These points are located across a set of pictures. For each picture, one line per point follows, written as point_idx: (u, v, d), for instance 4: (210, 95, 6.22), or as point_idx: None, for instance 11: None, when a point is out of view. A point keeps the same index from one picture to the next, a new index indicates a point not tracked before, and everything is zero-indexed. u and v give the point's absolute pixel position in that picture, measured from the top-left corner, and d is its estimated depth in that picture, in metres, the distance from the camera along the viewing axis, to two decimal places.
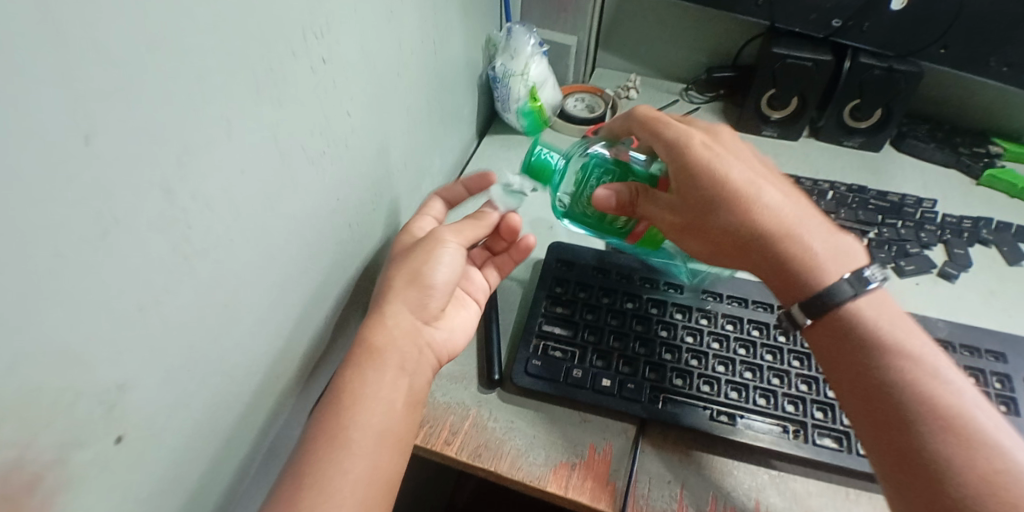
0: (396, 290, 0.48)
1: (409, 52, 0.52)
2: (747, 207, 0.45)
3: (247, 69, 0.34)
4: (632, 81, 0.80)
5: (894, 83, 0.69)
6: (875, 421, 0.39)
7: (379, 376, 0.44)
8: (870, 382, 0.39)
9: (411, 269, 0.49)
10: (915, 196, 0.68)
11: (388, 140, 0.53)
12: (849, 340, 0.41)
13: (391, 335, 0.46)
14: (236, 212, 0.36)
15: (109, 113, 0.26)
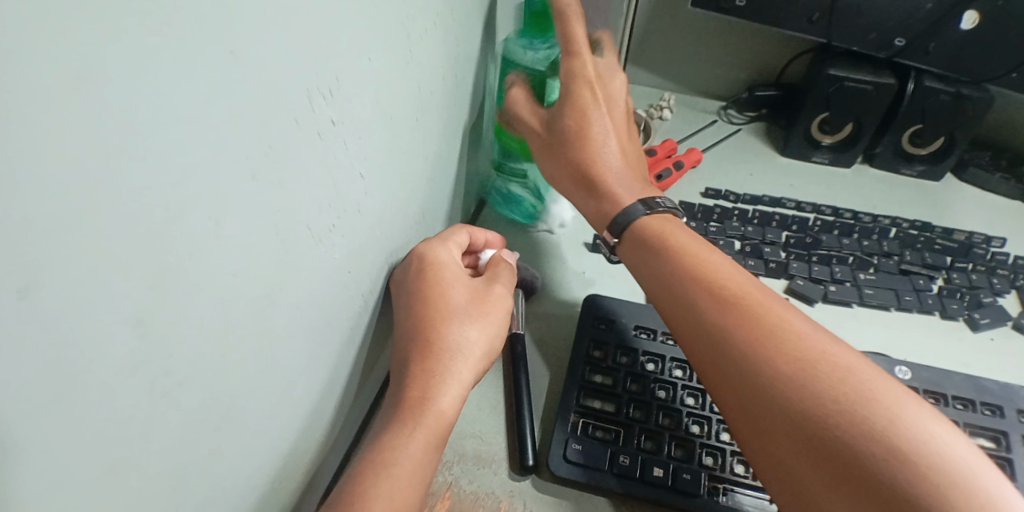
0: (463, 338, 0.45)
1: (428, 91, 0.45)
2: (596, 154, 0.50)
3: (249, 154, 0.26)
4: (665, 100, 0.72)
5: (962, 111, 0.62)
6: (710, 351, 0.39)
7: (426, 438, 0.41)
8: (715, 322, 0.39)
9: (473, 321, 0.46)
10: (983, 235, 0.62)
11: (404, 193, 0.45)
12: (691, 283, 0.42)
13: (453, 394, 0.43)
14: (235, 323, 0.29)
15: (65, 257, 0.19)
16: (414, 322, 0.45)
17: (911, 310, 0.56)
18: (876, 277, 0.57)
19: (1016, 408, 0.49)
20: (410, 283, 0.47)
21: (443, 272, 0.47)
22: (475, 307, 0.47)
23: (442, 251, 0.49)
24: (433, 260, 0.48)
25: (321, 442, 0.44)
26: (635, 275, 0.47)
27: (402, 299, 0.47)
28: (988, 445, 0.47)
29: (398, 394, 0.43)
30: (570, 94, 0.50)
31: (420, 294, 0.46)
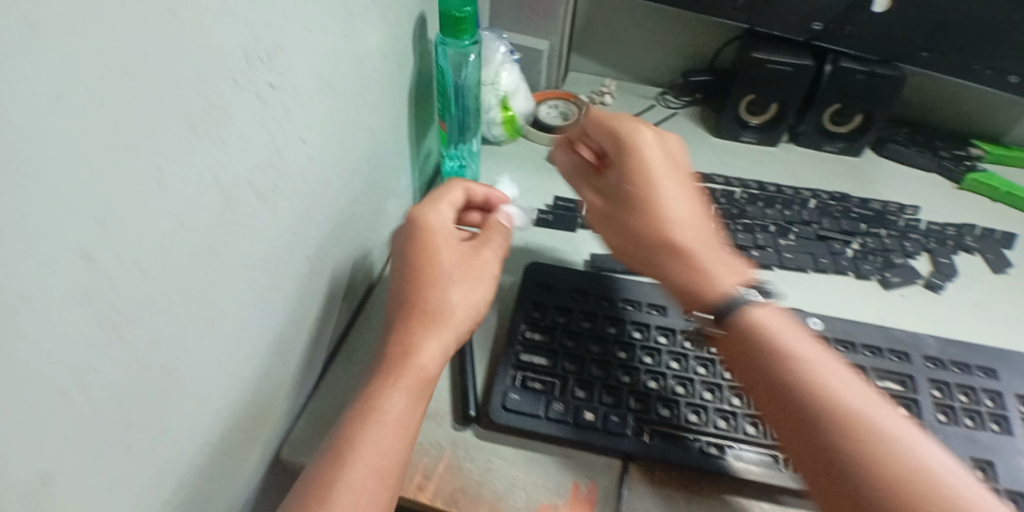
0: (445, 300, 0.48)
1: (367, 68, 0.48)
2: (665, 220, 0.49)
3: (190, 105, 0.29)
4: (607, 88, 0.78)
5: (878, 88, 0.67)
6: (774, 397, 0.41)
7: (410, 387, 0.44)
8: (772, 363, 0.42)
9: (456, 285, 0.49)
10: (898, 204, 0.67)
11: (347, 164, 0.49)
12: (784, 360, 0.42)
13: (434, 349, 0.46)
14: (184, 267, 0.31)
15: (18, 179, 0.21)
16: (403, 280, 0.49)
17: (827, 271, 0.60)
18: (795, 243, 0.61)
19: (921, 354, 0.53)
20: (404, 244, 0.51)
21: (430, 233, 0.51)
22: (460, 273, 0.50)
23: (435, 215, 0.52)
24: (422, 223, 0.51)
25: (274, 400, 0.46)
26: (734, 360, 0.44)
27: (399, 257, 0.51)
28: (896, 388, 0.51)
29: (384, 347, 0.46)
30: (637, 164, 0.51)
31: (412, 256, 0.50)
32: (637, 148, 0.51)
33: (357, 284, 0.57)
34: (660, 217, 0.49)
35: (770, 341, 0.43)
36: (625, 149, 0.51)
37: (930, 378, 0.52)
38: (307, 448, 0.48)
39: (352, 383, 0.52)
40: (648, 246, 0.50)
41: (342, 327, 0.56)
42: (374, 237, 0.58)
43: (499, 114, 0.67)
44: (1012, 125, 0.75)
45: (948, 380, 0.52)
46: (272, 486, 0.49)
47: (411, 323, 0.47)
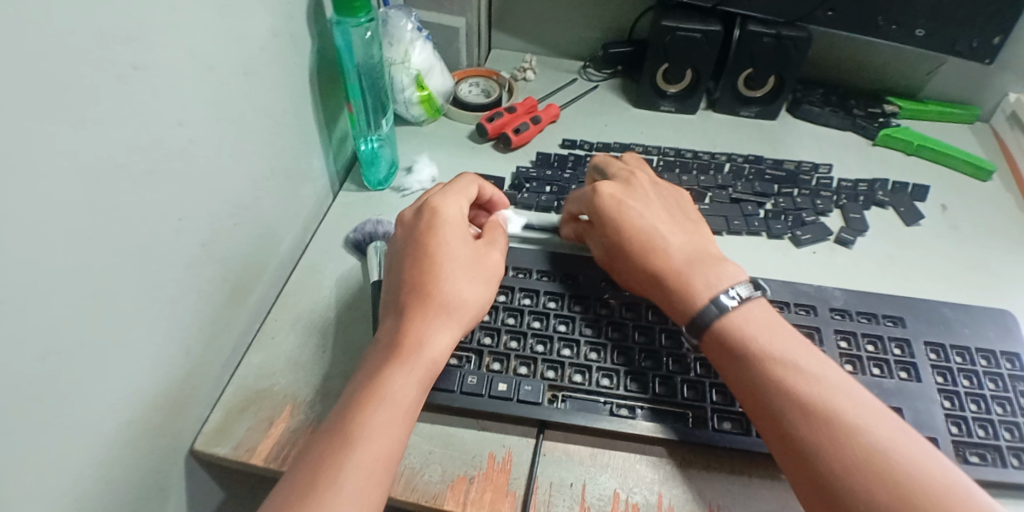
0: (459, 287, 0.47)
1: (255, 48, 0.47)
2: (665, 245, 0.51)
3: (26, 86, 0.29)
4: (528, 63, 0.79)
5: (786, 51, 0.68)
6: (757, 407, 0.42)
7: (413, 375, 0.42)
8: (763, 365, 0.42)
9: (466, 276, 0.47)
10: (811, 163, 0.68)
11: (244, 145, 0.48)
12: (776, 360, 0.42)
13: (443, 338, 0.44)
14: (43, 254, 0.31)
15: None
16: (415, 266, 0.47)
17: (740, 233, 0.61)
18: (710, 206, 0.63)
19: (828, 306, 0.54)
20: (414, 233, 0.49)
21: (445, 226, 0.49)
22: (468, 264, 0.48)
23: (451, 206, 0.50)
24: (439, 215, 0.49)
25: (182, 392, 0.44)
26: (728, 378, 0.44)
27: (409, 245, 0.49)
28: None
29: (389, 334, 0.45)
30: (626, 219, 0.53)
31: (420, 244, 0.48)
32: (620, 201, 0.55)
33: (275, 271, 0.56)
34: (658, 244, 0.51)
35: (750, 347, 0.43)
36: (615, 203, 0.55)
37: (838, 329, 0.52)
38: (222, 437, 0.46)
39: (271, 367, 0.51)
40: (653, 271, 0.50)
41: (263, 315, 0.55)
42: (288, 222, 0.57)
43: (416, 94, 0.67)
44: (927, 78, 0.78)
45: (855, 331, 0.52)
46: (195, 480, 0.49)
47: (414, 310, 0.45)
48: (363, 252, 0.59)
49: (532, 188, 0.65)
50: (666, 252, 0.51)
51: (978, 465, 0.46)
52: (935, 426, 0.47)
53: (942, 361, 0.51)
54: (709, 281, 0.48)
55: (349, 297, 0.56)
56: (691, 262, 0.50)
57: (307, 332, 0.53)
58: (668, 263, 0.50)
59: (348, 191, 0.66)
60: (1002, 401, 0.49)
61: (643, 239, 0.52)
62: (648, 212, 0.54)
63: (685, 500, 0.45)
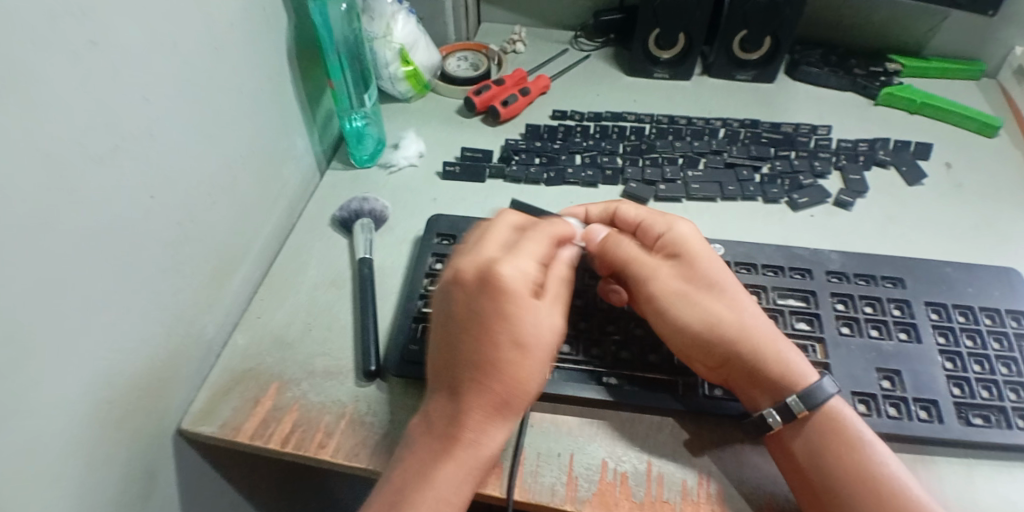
0: (525, 373, 0.39)
1: (222, 24, 0.47)
2: (747, 306, 0.45)
3: None
4: (517, 35, 0.80)
5: (779, 9, 0.67)
6: (797, 469, 0.41)
7: (459, 474, 0.38)
8: (826, 430, 0.41)
9: (538, 357, 0.39)
10: (809, 125, 0.67)
11: (216, 124, 0.48)
12: (844, 441, 0.41)
13: (500, 437, 0.39)
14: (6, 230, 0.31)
15: None
16: (476, 346, 0.38)
17: (735, 199, 0.60)
18: (703, 172, 0.61)
19: (824, 269, 0.52)
20: (476, 301, 0.39)
21: (519, 306, 0.39)
22: (537, 341, 0.39)
23: (511, 268, 0.40)
24: (500, 285, 0.39)
25: (164, 372, 0.45)
26: (786, 448, 0.42)
27: (460, 314, 0.40)
28: (798, 304, 0.50)
29: (442, 420, 0.39)
30: (707, 274, 0.46)
31: (477, 321, 0.39)
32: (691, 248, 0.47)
33: (260, 250, 0.56)
34: (748, 310, 0.45)
35: (823, 428, 0.41)
36: (688, 251, 0.47)
37: (834, 292, 0.50)
38: (208, 416, 0.47)
39: (255, 349, 0.51)
40: (745, 341, 0.44)
41: (249, 294, 0.55)
42: (271, 202, 0.57)
43: (401, 69, 0.68)
44: (930, 35, 0.75)
45: (852, 293, 0.50)
46: (186, 461, 0.49)
47: (472, 403, 0.38)
48: (349, 229, 0.60)
49: (521, 160, 0.63)
50: (758, 318, 0.45)
51: (982, 428, 0.44)
52: (936, 389, 0.45)
53: (944, 321, 0.49)
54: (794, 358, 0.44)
55: (335, 275, 0.56)
56: (776, 334, 0.44)
57: (294, 309, 0.54)
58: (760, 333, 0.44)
59: (337, 171, 0.66)
60: (1007, 362, 0.46)
61: (733, 304, 0.45)
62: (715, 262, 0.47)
63: (676, 469, 0.44)
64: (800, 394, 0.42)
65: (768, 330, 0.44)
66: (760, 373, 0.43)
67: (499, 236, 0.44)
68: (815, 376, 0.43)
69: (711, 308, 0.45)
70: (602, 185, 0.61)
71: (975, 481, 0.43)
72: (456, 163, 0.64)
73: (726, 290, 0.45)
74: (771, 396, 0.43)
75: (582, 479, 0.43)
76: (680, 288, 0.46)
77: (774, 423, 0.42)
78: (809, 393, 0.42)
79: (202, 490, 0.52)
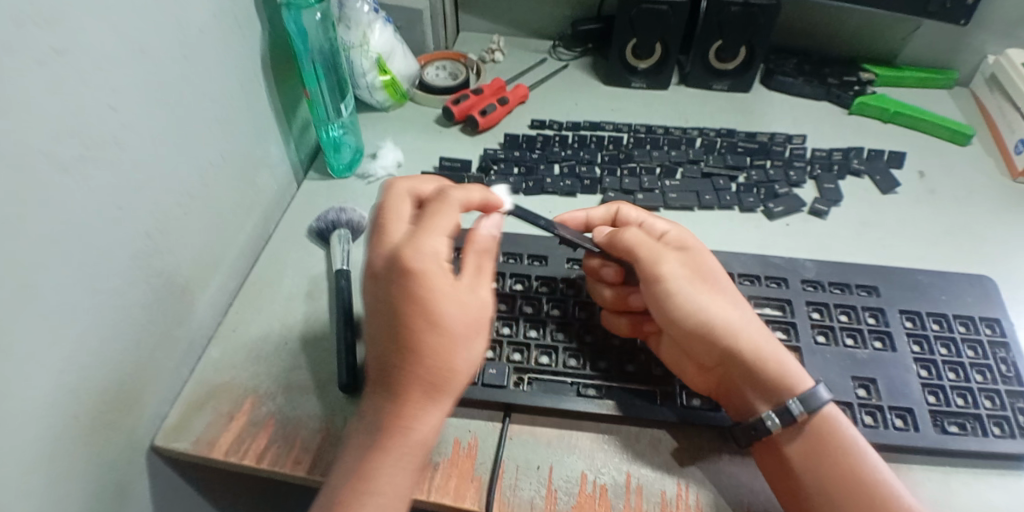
0: (448, 349, 0.37)
1: (192, 31, 0.46)
2: (743, 307, 0.46)
3: None
4: (496, 44, 0.80)
5: (754, 19, 0.68)
6: (788, 472, 0.41)
7: (399, 463, 0.37)
8: (819, 438, 0.41)
9: (461, 338, 0.38)
10: (785, 134, 0.68)
11: (188, 132, 0.47)
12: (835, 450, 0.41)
13: (435, 419, 0.38)
14: None
15: None
16: (392, 330, 0.37)
17: (712, 208, 0.60)
18: (680, 182, 0.62)
19: (799, 278, 0.52)
20: (387, 290, 0.38)
21: (431, 293, 0.37)
22: (460, 319, 0.38)
23: (423, 250, 0.38)
24: (408, 269, 0.37)
25: (134, 386, 0.43)
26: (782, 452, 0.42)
27: (382, 301, 0.38)
28: (775, 313, 0.50)
29: (372, 415, 0.38)
30: (706, 273, 0.46)
31: (393, 305, 0.37)
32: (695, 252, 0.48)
33: (234, 262, 0.55)
34: (744, 309, 0.45)
35: (818, 436, 0.41)
36: (690, 251, 0.48)
37: (810, 301, 0.51)
38: (180, 432, 0.46)
39: (230, 361, 0.50)
40: (741, 335, 0.44)
41: (223, 307, 0.54)
42: (245, 213, 0.56)
43: (378, 78, 0.68)
44: (902, 44, 0.77)
45: (827, 301, 0.51)
46: (157, 481, 0.47)
47: (399, 390, 0.37)
48: (327, 240, 0.59)
49: (500, 170, 0.63)
50: (754, 320, 0.45)
51: (957, 435, 0.44)
52: (911, 396, 0.46)
53: (918, 329, 0.49)
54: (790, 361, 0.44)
55: (312, 286, 0.55)
56: (773, 338, 0.45)
57: (269, 323, 0.53)
58: (755, 330, 0.44)
59: (314, 182, 0.65)
60: (981, 369, 0.47)
61: (732, 302, 0.46)
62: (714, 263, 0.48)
63: (656, 480, 0.44)
64: (800, 397, 0.42)
65: (767, 335, 0.45)
66: (758, 372, 0.43)
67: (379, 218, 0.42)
68: (809, 382, 0.43)
69: (711, 301, 0.45)
70: (580, 194, 0.62)
71: (951, 487, 0.43)
72: (434, 173, 0.63)
73: (728, 292, 0.46)
74: (769, 399, 0.43)
75: (562, 492, 0.43)
76: (686, 285, 0.45)
77: (772, 426, 0.42)
78: (809, 396, 0.42)
79: (175, 509, 0.51)
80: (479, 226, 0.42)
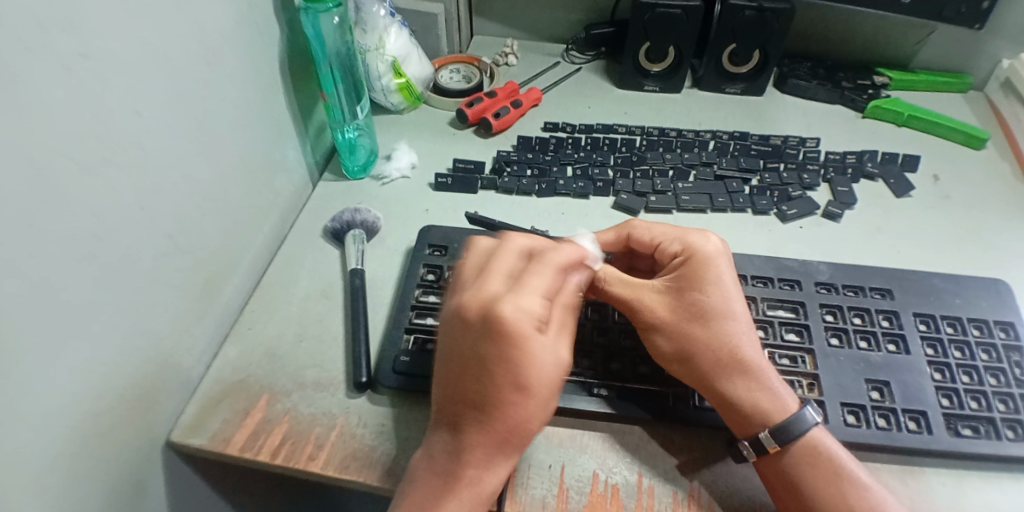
0: (534, 412, 0.37)
1: (213, 33, 0.47)
2: (736, 339, 0.44)
3: None
4: (509, 48, 0.81)
5: (767, 23, 0.68)
6: (789, 497, 0.41)
7: (468, 511, 0.38)
8: (811, 458, 0.41)
9: (544, 401, 0.37)
10: (797, 137, 0.68)
11: (208, 133, 0.48)
12: (821, 469, 0.41)
13: (502, 470, 0.39)
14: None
15: None
16: (475, 381, 0.37)
17: (724, 211, 0.60)
18: (693, 184, 0.62)
19: (813, 281, 0.52)
20: (480, 340, 0.37)
21: (525, 350, 0.36)
22: (543, 383, 0.37)
23: (520, 307, 0.37)
24: (504, 328, 0.36)
25: (153, 382, 0.44)
26: (778, 474, 0.41)
27: (466, 354, 0.38)
28: (787, 315, 0.50)
29: (443, 459, 0.39)
30: (700, 304, 0.45)
31: (479, 362, 0.37)
32: (697, 279, 0.46)
33: (251, 261, 0.56)
34: (733, 341, 0.44)
35: (807, 457, 0.41)
36: (689, 280, 0.46)
37: (823, 303, 0.51)
38: (197, 428, 0.46)
39: (246, 359, 0.50)
40: (716, 370, 0.44)
41: (239, 305, 0.55)
42: (262, 213, 0.57)
43: (393, 81, 0.69)
44: (916, 48, 0.77)
45: (840, 304, 0.51)
46: (173, 475, 0.48)
47: (472, 438, 0.38)
48: (341, 240, 0.60)
49: (513, 172, 0.63)
50: (745, 354, 0.44)
51: (971, 438, 0.44)
52: (926, 400, 0.45)
53: (932, 333, 0.49)
54: (774, 397, 0.43)
55: (326, 285, 0.56)
56: (768, 373, 0.44)
57: (284, 321, 0.53)
58: (739, 365, 0.44)
59: (330, 183, 0.66)
60: (995, 372, 0.47)
61: (721, 334, 0.44)
62: (719, 293, 0.45)
63: (667, 481, 0.44)
64: (772, 430, 0.42)
65: (748, 370, 0.44)
66: (729, 407, 0.44)
67: (478, 259, 0.41)
68: (795, 407, 0.43)
69: (693, 334, 0.44)
70: (593, 196, 0.62)
71: (965, 490, 0.43)
72: (448, 175, 0.64)
73: (728, 328, 0.44)
74: (740, 431, 0.43)
75: (573, 492, 0.43)
76: (671, 321, 0.45)
77: (747, 455, 0.42)
78: (781, 429, 0.42)
79: (191, 504, 0.51)
80: (569, 279, 0.42)
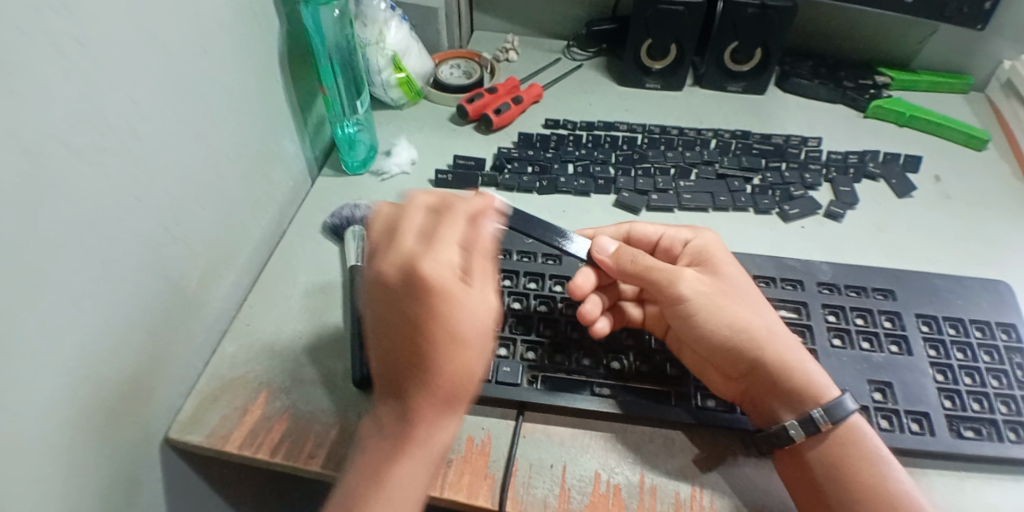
0: (463, 363, 0.36)
1: (211, 24, 0.46)
2: (769, 312, 0.46)
3: None
4: (510, 43, 0.80)
5: (770, 20, 0.68)
6: (811, 480, 0.41)
7: (417, 468, 0.37)
8: (841, 447, 0.41)
9: (476, 349, 0.36)
10: (800, 137, 0.67)
11: (205, 126, 0.47)
12: (849, 457, 0.41)
13: (449, 431, 0.37)
14: None
15: None
16: (406, 344, 0.35)
17: (726, 209, 0.60)
18: (695, 183, 0.62)
19: (816, 280, 0.52)
20: (401, 303, 0.35)
21: (441, 315, 0.34)
22: (473, 332, 0.36)
23: (439, 263, 0.35)
24: (433, 291, 0.34)
25: (149, 378, 0.44)
26: (806, 458, 0.42)
27: (395, 318, 0.35)
28: (790, 315, 0.50)
29: (392, 423, 0.37)
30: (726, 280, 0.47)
31: (415, 337, 0.35)
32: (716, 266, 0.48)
33: (249, 255, 0.55)
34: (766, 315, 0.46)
35: (838, 444, 0.41)
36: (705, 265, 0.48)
37: (826, 303, 0.51)
38: (194, 426, 0.46)
39: (244, 355, 0.50)
40: (765, 343, 0.44)
41: (236, 301, 0.54)
42: (261, 207, 0.57)
43: (393, 76, 0.68)
44: (918, 48, 0.77)
45: (843, 304, 0.51)
46: (167, 473, 0.47)
47: (417, 402, 0.36)
48: (340, 237, 0.59)
49: (514, 168, 0.63)
50: (779, 326, 0.45)
51: (973, 440, 0.44)
52: (928, 401, 0.45)
53: (934, 333, 0.49)
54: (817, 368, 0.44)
55: (326, 282, 0.56)
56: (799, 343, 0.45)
57: (283, 318, 0.53)
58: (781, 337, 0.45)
59: (328, 178, 0.65)
60: (997, 374, 0.47)
61: (755, 306, 0.46)
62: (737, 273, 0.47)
63: (669, 481, 0.43)
64: (823, 406, 0.42)
65: (786, 339, 0.45)
66: (781, 382, 0.43)
67: (383, 225, 0.38)
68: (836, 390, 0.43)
69: (731, 308, 0.45)
70: (594, 194, 0.61)
71: (967, 493, 0.43)
72: (449, 171, 0.63)
73: (758, 301, 0.46)
74: (792, 407, 0.43)
75: (575, 491, 0.43)
76: (705, 295, 0.46)
77: (795, 435, 0.41)
78: (832, 407, 0.41)
79: (186, 505, 0.51)
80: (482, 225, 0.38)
